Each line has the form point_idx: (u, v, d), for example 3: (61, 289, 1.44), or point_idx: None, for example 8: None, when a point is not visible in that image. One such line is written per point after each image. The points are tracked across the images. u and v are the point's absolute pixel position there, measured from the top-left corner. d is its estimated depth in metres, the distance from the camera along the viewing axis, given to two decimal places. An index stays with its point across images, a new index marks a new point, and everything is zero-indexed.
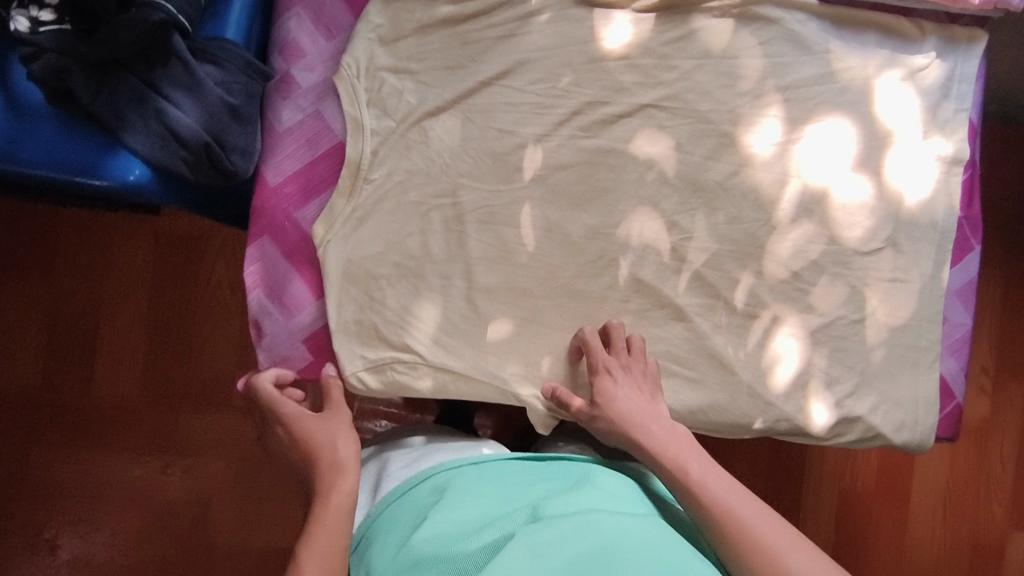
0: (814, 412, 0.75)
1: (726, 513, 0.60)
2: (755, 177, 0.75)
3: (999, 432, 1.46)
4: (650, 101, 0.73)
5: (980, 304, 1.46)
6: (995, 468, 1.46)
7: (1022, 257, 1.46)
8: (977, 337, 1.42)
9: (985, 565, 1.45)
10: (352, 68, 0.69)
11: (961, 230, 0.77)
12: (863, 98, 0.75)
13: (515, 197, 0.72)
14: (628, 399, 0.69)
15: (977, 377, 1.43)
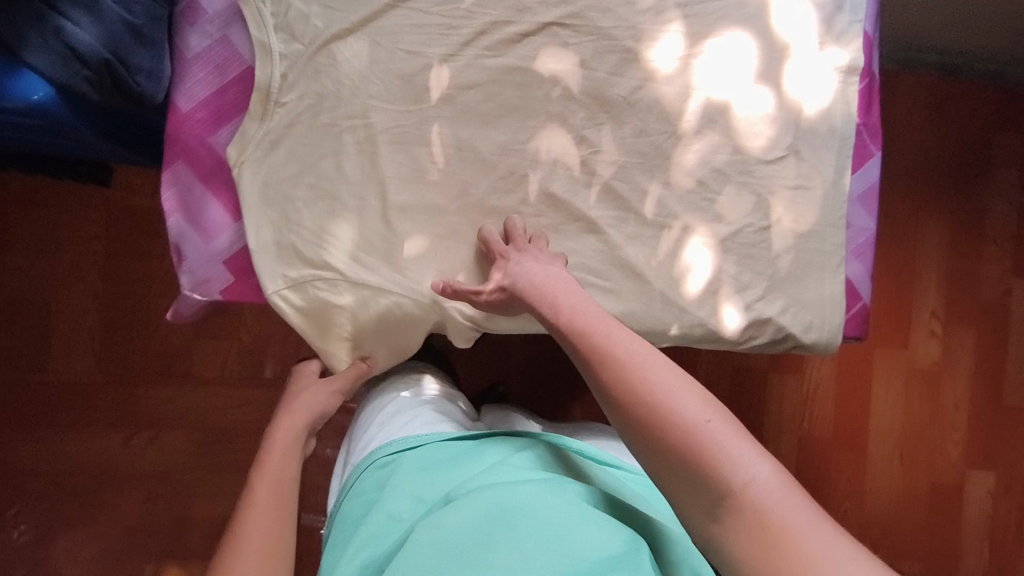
0: (725, 316, 0.78)
1: (597, 343, 0.59)
2: (659, 91, 0.78)
3: (952, 375, 1.58)
4: (553, 20, 0.76)
5: (930, 250, 1.57)
6: (948, 409, 1.59)
7: (959, 201, 1.58)
8: (924, 284, 1.57)
9: (938, 498, 1.58)
10: None
11: (861, 136, 0.82)
12: (760, 12, 0.79)
13: (425, 116, 0.74)
14: (535, 275, 0.69)
15: (927, 321, 1.57)
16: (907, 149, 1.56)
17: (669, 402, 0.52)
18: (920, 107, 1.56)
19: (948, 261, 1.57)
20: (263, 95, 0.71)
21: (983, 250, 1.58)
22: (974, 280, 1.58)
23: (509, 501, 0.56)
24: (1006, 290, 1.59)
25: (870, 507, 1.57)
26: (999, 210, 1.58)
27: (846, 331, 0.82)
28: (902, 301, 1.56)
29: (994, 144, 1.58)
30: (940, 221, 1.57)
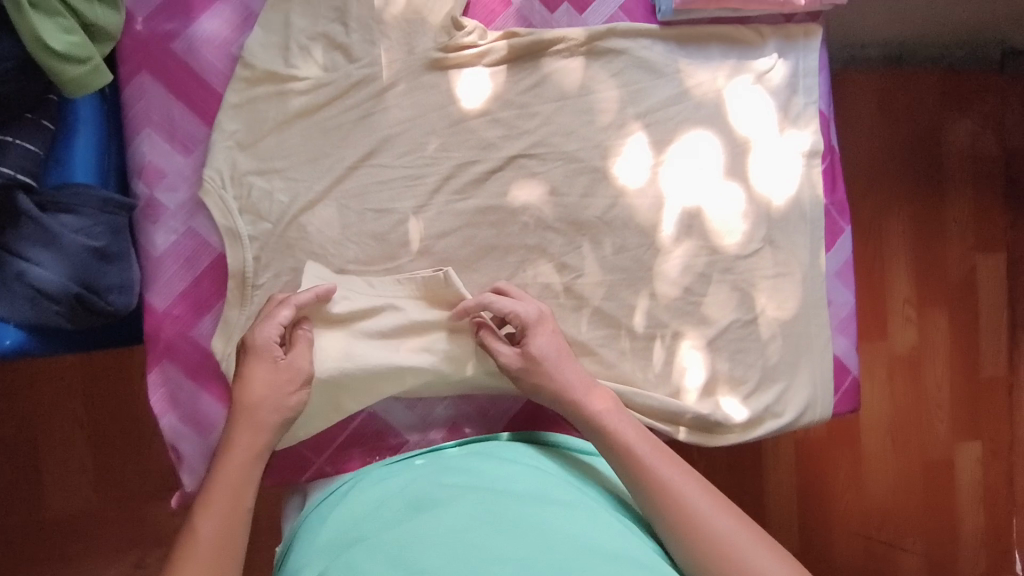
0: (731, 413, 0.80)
1: (645, 468, 0.64)
2: (632, 206, 0.78)
3: (932, 356, 1.60)
4: (519, 152, 0.76)
5: (896, 242, 1.57)
6: (931, 389, 1.61)
7: (921, 186, 1.57)
8: (897, 275, 1.56)
9: (935, 478, 1.62)
10: (215, 180, 0.69)
11: (830, 215, 0.84)
12: (718, 110, 0.80)
13: (405, 271, 0.74)
14: (557, 369, 0.70)
15: (900, 308, 1.57)
16: (864, 148, 1.53)
17: (725, 535, 0.60)
18: (874, 101, 1.53)
19: (914, 249, 1.58)
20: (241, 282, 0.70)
21: (947, 230, 1.59)
22: (942, 262, 1.60)
23: (512, 521, 0.58)
24: (971, 266, 1.61)
25: (873, 495, 1.58)
26: (958, 192, 1.59)
27: (840, 408, 0.84)
28: (877, 295, 1.56)
29: (946, 129, 1.57)
30: (903, 211, 1.56)
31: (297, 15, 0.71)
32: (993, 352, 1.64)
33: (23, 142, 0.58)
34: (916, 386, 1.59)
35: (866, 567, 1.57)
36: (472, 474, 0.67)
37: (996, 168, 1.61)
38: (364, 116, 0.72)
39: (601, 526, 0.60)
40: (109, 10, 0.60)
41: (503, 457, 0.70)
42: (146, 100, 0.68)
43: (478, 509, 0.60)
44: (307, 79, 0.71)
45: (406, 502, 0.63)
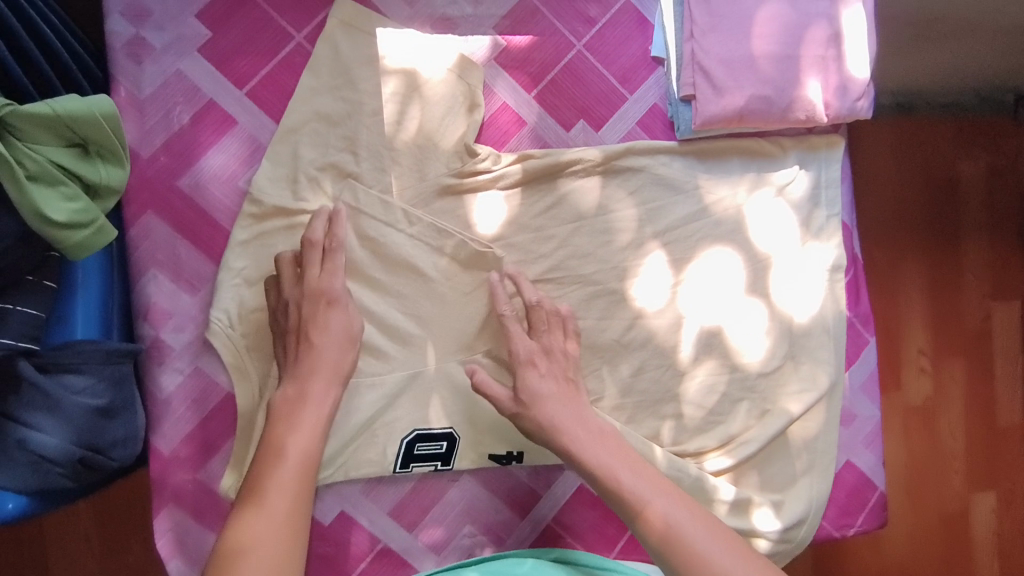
0: (759, 521, 0.77)
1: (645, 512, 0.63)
2: (651, 328, 0.76)
3: (948, 408, 1.54)
4: (535, 277, 0.74)
5: (912, 291, 1.51)
6: (948, 441, 1.55)
7: (937, 238, 1.51)
8: (910, 324, 1.51)
9: (956, 533, 1.55)
10: (223, 320, 0.67)
11: (853, 326, 0.82)
12: (738, 225, 0.78)
13: (420, 395, 0.71)
14: (550, 404, 0.68)
15: (915, 360, 1.52)
16: (880, 198, 1.47)
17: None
18: (889, 152, 1.47)
19: (928, 298, 1.52)
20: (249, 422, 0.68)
21: (961, 279, 1.54)
22: (957, 312, 1.54)
23: None
24: (986, 316, 1.56)
25: (889, 549, 1.52)
26: (972, 243, 1.53)
27: (866, 525, 0.81)
28: (892, 346, 1.51)
29: (960, 179, 1.51)
30: (918, 259, 1.51)
31: (305, 145, 0.69)
32: (1008, 401, 1.58)
33: (23, 307, 0.57)
34: (934, 437, 1.53)
35: None
36: None
37: (1011, 218, 1.56)
38: (375, 245, 0.70)
39: None
40: (114, 167, 0.58)
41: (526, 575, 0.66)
42: (151, 240, 0.66)
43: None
44: (317, 211, 0.69)
45: None
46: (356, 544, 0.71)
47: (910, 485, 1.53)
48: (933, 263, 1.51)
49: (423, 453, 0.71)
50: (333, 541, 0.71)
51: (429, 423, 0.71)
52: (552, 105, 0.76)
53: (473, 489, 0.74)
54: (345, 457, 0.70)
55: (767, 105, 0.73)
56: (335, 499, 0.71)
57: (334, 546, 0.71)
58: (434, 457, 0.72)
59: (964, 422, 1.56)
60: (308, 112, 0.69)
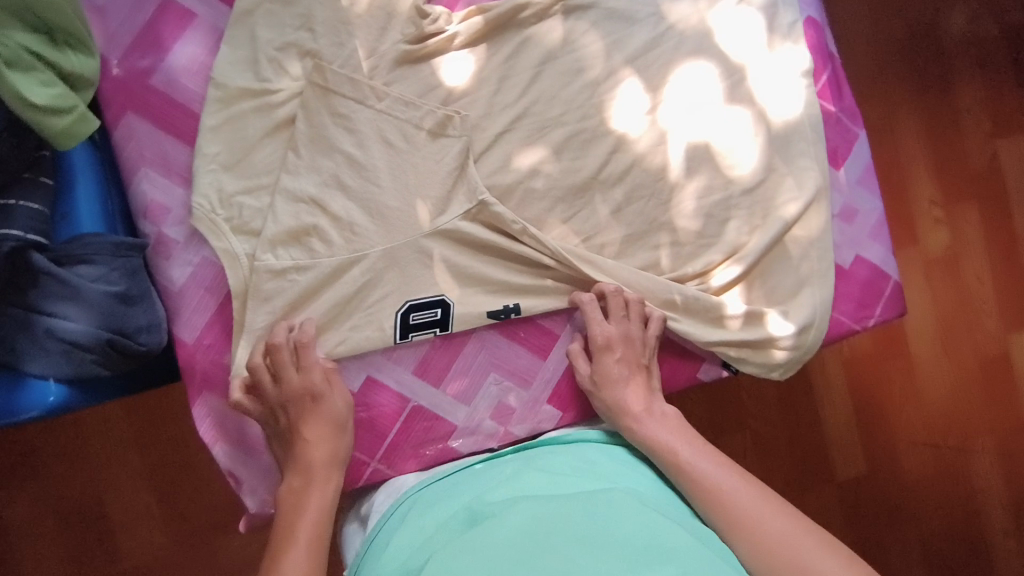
0: (775, 328, 0.78)
1: (704, 480, 0.66)
2: (633, 155, 0.77)
3: (969, 252, 1.50)
4: (502, 129, 0.75)
5: (911, 138, 1.48)
6: (974, 284, 1.50)
7: (926, 79, 1.48)
8: (916, 171, 1.48)
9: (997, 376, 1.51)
10: (204, 206, 0.69)
11: (841, 121, 0.81)
12: (705, 39, 0.78)
13: (421, 246, 0.74)
14: (620, 388, 0.74)
15: (927, 210, 1.49)
16: (865, 67, 1.45)
17: (796, 546, 0.59)
18: (866, 19, 1.45)
19: (929, 150, 1.49)
20: (260, 298, 0.70)
21: (960, 121, 1.50)
22: (961, 154, 1.50)
23: (559, 521, 0.55)
24: (992, 154, 1.51)
25: (930, 402, 1.48)
26: (964, 83, 1.49)
27: (886, 314, 0.81)
28: (902, 196, 1.48)
29: (942, 24, 1.48)
30: (913, 111, 1.48)
31: (261, 27, 0.70)
32: None
33: (25, 203, 0.60)
34: (958, 281, 1.49)
35: (937, 475, 1.47)
36: (527, 480, 0.64)
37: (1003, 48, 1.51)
38: (343, 119, 0.72)
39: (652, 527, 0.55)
40: (84, 57, 0.61)
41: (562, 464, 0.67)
42: (136, 139, 0.68)
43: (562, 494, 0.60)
44: (284, 90, 0.70)
45: (453, 516, 0.61)
46: (386, 405, 0.74)
47: (943, 334, 1.48)
48: (930, 109, 1.48)
49: (419, 322, 0.74)
50: (363, 406, 0.74)
51: (419, 291, 0.74)
52: None
53: (492, 340, 0.76)
54: (354, 319, 0.73)
55: None
56: (358, 368, 0.74)
57: (366, 411, 0.74)
58: (431, 324, 0.74)
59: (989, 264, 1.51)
60: None
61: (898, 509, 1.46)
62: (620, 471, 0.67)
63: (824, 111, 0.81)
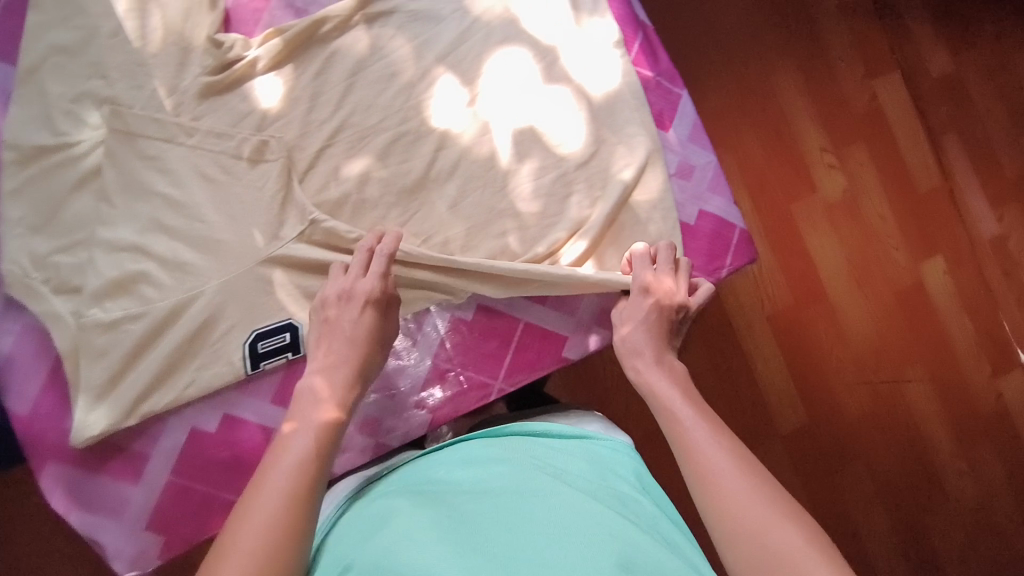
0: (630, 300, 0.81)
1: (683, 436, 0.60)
2: (460, 150, 0.77)
3: (868, 192, 1.43)
4: (324, 143, 0.75)
5: (790, 92, 1.44)
6: (879, 222, 1.43)
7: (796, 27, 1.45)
8: (800, 120, 1.44)
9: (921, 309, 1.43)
10: (17, 271, 0.67)
11: (662, 85, 0.83)
12: (512, 28, 0.79)
13: (258, 275, 0.72)
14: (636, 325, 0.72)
15: (818, 157, 1.43)
16: (734, 28, 1.43)
17: (753, 516, 0.51)
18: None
19: (810, 97, 1.45)
20: (93, 355, 0.68)
21: (836, 67, 1.46)
22: (842, 98, 1.46)
23: (491, 521, 0.53)
24: (873, 95, 1.46)
25: (858, 343, 1.39)
26: (833, 29, 1.47)
27: (737, 261, 0.83)
28: (790, 145, 1.43)
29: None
30: (788, 64, 1.45)
31: (51, 82, 0.69)
32: (925, 166, 1.46)
33: None
34: (863, 222, 1.42)
35: (881, 421, 1.38)
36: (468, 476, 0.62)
37: None
38: (152, 158, 0.70)
39: (575, 513, 0.54)
40: None
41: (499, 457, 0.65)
42: None
43: (505, 491, 0.58)
44: (85, 140, 0.69)
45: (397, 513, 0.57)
46: (251, 440, 0.73)
47: (858, 275, 1.41)
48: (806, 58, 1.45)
49: (269, 349, 0.73)
50: (226, 444, 0.72)
51: (263, 319, 0.73)
52: None
53: None
54: (199, 358, 0.71)
55: None
56: (212, 408, 0.72)
57: (229, 450, 0.72)
58: (281, 350, 0.73)
59: (892, 198, 1.45)
60: (44, 48, 0.69)
61: (849, 464, 1.36)
62: (569, 460, 0.66)
63: (642, 77, 0.83)
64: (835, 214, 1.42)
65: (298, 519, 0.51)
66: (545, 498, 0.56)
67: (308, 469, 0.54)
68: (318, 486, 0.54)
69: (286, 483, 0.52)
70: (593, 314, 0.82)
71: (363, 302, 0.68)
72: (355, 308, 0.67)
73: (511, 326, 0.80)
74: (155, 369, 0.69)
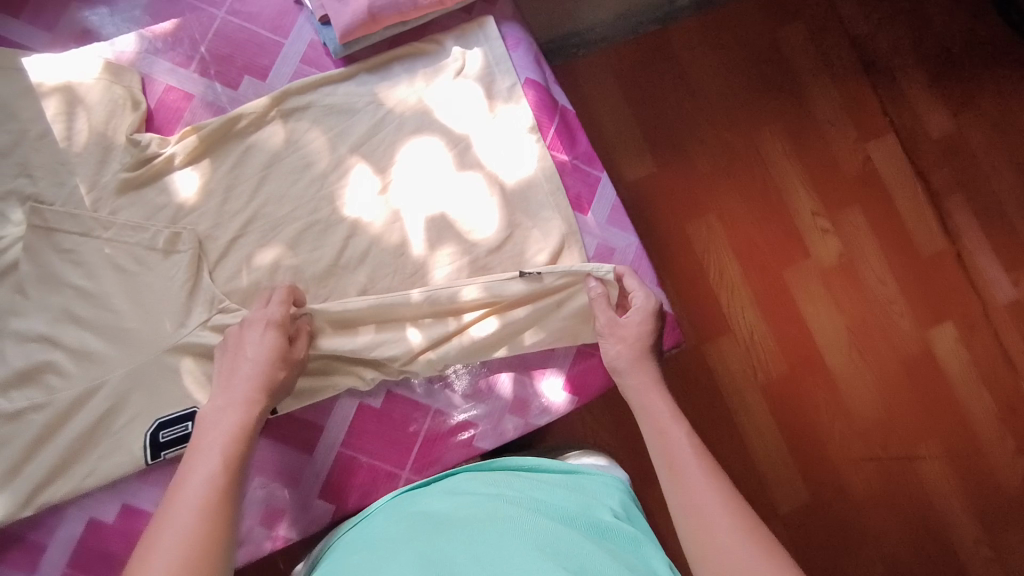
0: (547, 390, 0.81)
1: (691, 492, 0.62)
2: (371, 239, 0.78)
3: (865, 254, 1.25)
4: (237, 233, 0.76)
5: (779, 155, 1.26)
6: (878, 287, 1.25)
7: (784, 77, 1.27)
8: (788, 179, 1.25)
9: (929, 381, 1.24)
10: None
11: (579, 168, 0.84)
12: (425, 117, 0.81)
13: (162, 365, 0.73)
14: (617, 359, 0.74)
15: (809, 220, 1.25)
16: (709, 89, 1.25)
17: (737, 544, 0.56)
18: (700, 41, 1.26)
19: (800, 162, 1.26)
20: None
21: (824, 130, 1.27)
22: (832, 162, 1.27)
23: (472, 541, 0.56)
24: (866, 157, 1.28)
25: (860, 416, 1.22)
26: (819, 92, 1.27)
27: None
28: (777, 208, 1.24)
29: (784, 35, 1.27)
30: (771, 119, 1.26)
31: None
32: (926, 225, 1.27)
33: None
34: (862, 289, 1.24)
35: (890, 506, 1.20)
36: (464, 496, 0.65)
37: (868, 23, 1.30)
38: (68, 252, 0.73)
39: (548, 540, 0.56)
40: None
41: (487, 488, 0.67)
42: None
43: (486, 520, 0.60)
44: (6, 237, 0.72)
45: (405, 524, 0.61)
46: None
47: (859, 345, 1.23)
48: (796, 115, 1.27)
49: (170, 438, 0.73)
50: (123, 536, 0.72)
51: (166, 408, 0.73)
52: (212, 72, 0.80)
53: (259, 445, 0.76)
54: (101, 446, 0.72)
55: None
56: (112, 497, 0.73)
57: (126, 541, 0.72)
58: (183, 438, 0.73)
59: (894, 258, 1.26)
60: None
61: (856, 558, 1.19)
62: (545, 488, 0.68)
63: (558, 161, 0.83)
64: (829, 281, 1.24)
65: (219, 523, 0.54)
66: (520, 527, 0.58)
67: (223, 480, 0.58)
68: (234, 496, 0.57)
69: (201, 495, 0.55)
70: (507, 404, 0.80)
71: (263, 325, 0.68)
72: (257, 331, 0.68)
73: (421, 415, 0.79)
74: (55, 459, 0.70)
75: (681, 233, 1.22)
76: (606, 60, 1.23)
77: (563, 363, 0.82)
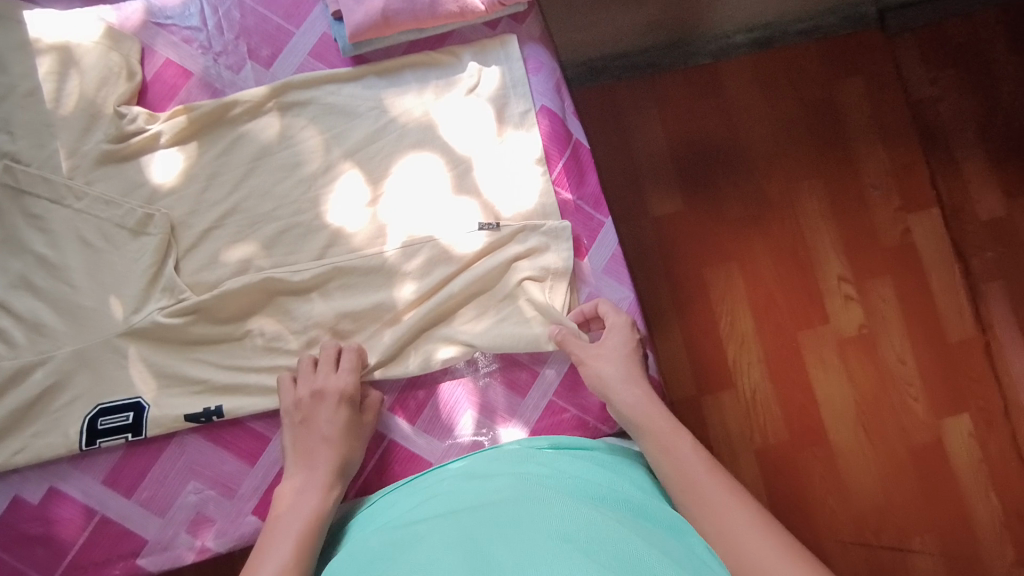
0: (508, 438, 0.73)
1: (718, 520, 0.59)
2: (349, 252, 0.73)
3: (891, 331, 1.15)
4: (212, 224, 0.73)
5: (812, 211, 1.17)
6: (899, 367, 1.15)
7: (829, 129, 1.19)
8: (818, 237, 1.17)
9: (936, 476, 1.12)
10: None
11: (583, 209, 0.77)
12: (427, 132, 0.76)
13: (111, 350, 0.70)
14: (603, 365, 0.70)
15: (834, 285, 1.16)
16: (753, 132, 1.18)
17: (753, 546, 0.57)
18: (752, 82, 1.19)
19: (836, 223, 1.17)
20: None
21: (866, 194, 1.18)
22: (868, 225, 1.18)
23: (485, 529, 0.50)
24: (905, 227, 1.18)
25: (856, 496, 1.11)
26: (868, 151, 1.19)
27: None
28: (801, 264, 1.16)
29: (841, 88, 1.20)
30: (810, 170, 1.18)
31: None
32: (957, 310, 1.17)
33: None
34: (879, 364, 1.15)
35: None
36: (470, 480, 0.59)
37: (930, 88, 1.21)
38: (36, 217, 0.71)
39: (567, 519, 0.50)
40: None
41: (492, 468, 0.61)
42: None
43: (499, 502, 0.54)
44: None
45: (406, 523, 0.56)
46: (69, 519, 0.69)
47: (867, 424, 1.13)
48: (837, 169, 1.19)
49: (108, 427, 0.70)
50: (42, 520, 0.69)
51: (109, 395, 0.70)
52: (217, 52, 0.77)
53: (195, 446, 0.71)
54: (37, 424, 0.69)
55: (408, 3, 0.74)
56: (40, 478, 0.69)
57: (45, 525, 0.69)
58: (120, 429, 0.70)
59: (919, 338, 1.16)
60: None
61: None
62: (573, 465, 0.63)
63: (561, 200, 0.77)
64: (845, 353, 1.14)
65: None
66: (536, 507, 0.52)
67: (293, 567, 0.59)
68: None
69: None
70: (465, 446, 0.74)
71: (339, 399, 0.68)
72: (331, 406, 0.68)
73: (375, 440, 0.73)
74: None
75: (697, 278, 1.14)
76: (648, 89, 1.17)
77: (530, 416, 0.74)
